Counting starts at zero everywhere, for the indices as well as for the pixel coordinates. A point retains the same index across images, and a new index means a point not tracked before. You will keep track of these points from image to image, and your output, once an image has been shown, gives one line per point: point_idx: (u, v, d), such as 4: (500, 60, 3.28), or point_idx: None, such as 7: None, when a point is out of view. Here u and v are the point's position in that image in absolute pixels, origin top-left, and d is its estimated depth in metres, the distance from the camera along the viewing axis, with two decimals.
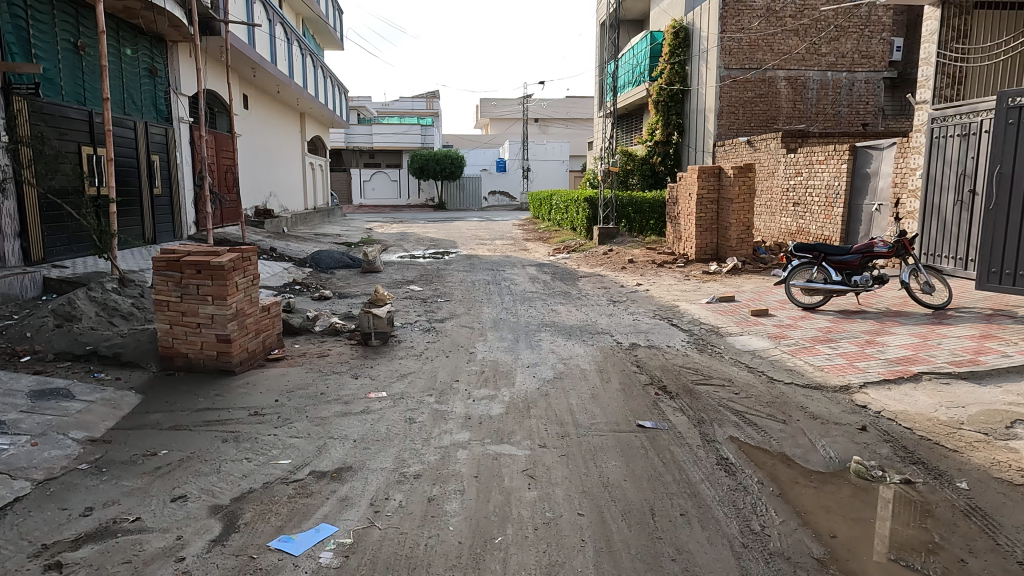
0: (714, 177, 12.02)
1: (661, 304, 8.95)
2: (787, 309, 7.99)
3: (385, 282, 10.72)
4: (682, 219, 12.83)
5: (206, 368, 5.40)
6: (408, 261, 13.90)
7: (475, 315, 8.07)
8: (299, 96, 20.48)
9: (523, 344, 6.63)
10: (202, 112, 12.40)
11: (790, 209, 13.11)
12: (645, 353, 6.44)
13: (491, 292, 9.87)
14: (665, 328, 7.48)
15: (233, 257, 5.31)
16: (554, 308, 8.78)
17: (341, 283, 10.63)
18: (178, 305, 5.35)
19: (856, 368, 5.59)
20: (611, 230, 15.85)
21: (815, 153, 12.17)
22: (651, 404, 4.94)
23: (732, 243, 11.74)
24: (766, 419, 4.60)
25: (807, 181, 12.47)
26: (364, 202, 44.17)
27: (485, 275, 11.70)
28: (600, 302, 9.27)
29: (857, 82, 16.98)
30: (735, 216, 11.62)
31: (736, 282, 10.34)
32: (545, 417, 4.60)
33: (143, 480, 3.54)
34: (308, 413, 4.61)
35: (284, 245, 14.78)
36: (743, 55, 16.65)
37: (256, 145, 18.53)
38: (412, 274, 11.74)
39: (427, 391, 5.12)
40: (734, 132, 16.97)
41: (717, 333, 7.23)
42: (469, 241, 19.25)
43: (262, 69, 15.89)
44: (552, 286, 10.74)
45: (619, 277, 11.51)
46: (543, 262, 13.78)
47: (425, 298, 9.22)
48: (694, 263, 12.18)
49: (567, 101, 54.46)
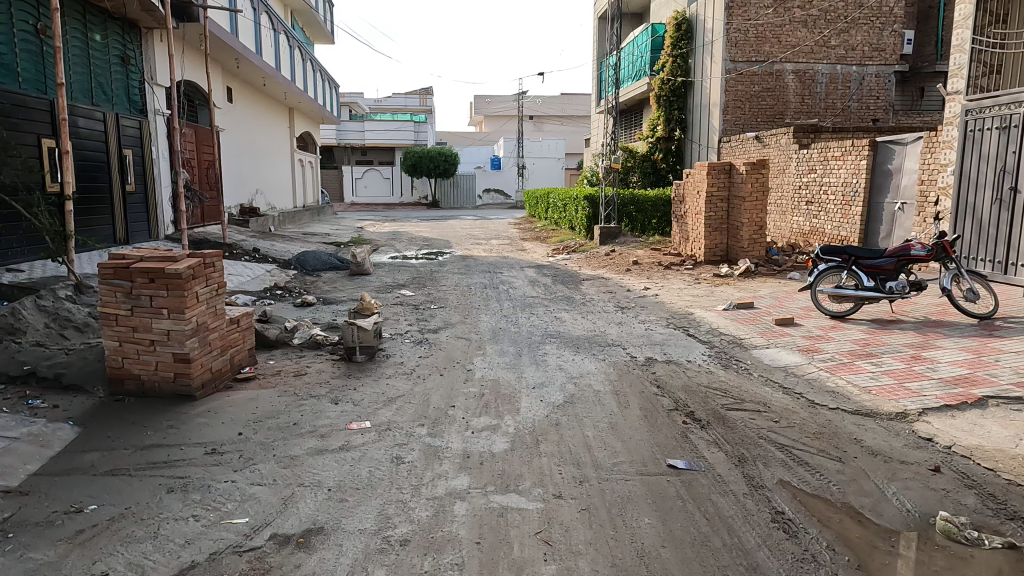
0: (725, 175, 11.36)
1: (674, 311, 8.25)
2: (813, 317, 7.30)
3: (375, 287, 9.97)
4: (689, 219, 12.14)
5: (161, 393, 4.65)
6: (399, 262, 13.15)
7: (472, 325, 7.34)
8: (286, 90, 19.69)
9: (527, 360, 5.91)
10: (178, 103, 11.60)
11: (803, 208, 12.44)
12: (664, 370, 5.74)
13: (489, 298, 9.14)
14: (682, 340, 6.77)
15: (192, 264, 4.57)
16: (559, 315, 8.07)
17: (327, 287, 9.90)
18: (128, 320, 4.60)
19: (909, 390, 4.90)
20: (613, 229, 15.14)
21: (831, 149, 11.51)
22: (680, 437, 4.22)
23: (744, 244, 11.04)
24: (819, 458, 3.89)
25: (821, 178, 11.80)
26: (357, 200, 43.38)
27: (482, 278, 10.97)
28: (607, 308, 8.57)
29: (868, 76, 16.35)
30: (748, 215, 10.94)
31: (751, 286, 9.67)
32: (559, 455, 3.88)
33: (57, 550, 2.81)
34: (276, 451, 3.86)
35: (269, 245, 14.00)
36: (749, 48, 15.95)
37: (241, 139, 17.74)
38: (403, 277, 11.02)
39: (417, 421, 4.39)
40: (740, 128, 16.30)
41: (741, 345, 6.52)
42: (463, 240, 18.51)
43: (246, 59, 15.08)
44: (553, 290, 10.04)
45: (625, 280, 10.81)
46: (542, 264, 13.06)
47: (418, 305, 8.48)
48: (704, 265, 11.49)
49: (563, 97, 53.73)
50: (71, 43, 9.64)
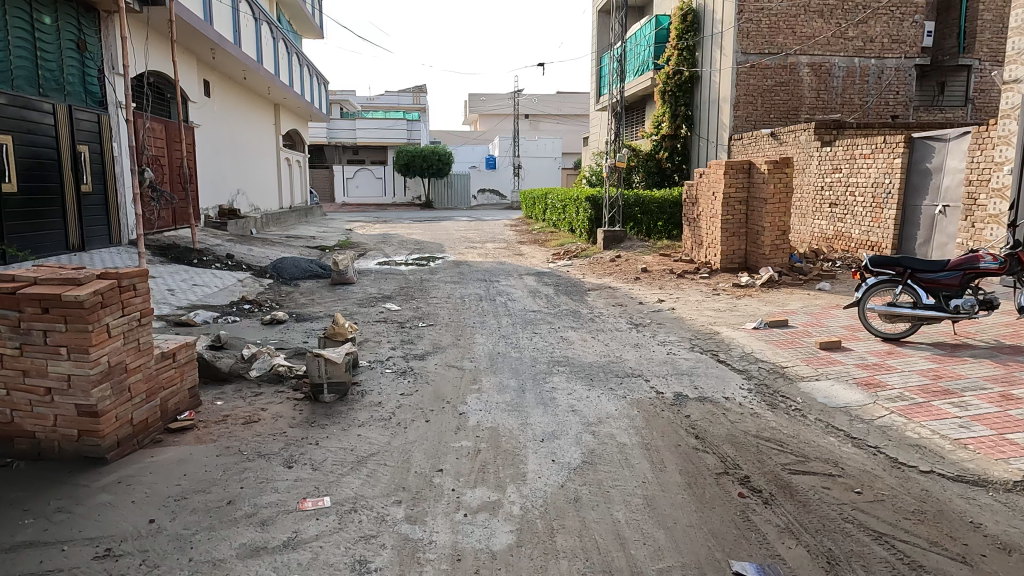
0: (744, 173, 10.35)
1: (697, 330, 7.22)
2: (862, 340, 6.28)
3: (357, 299, 8.91)
4: (703, 222, 11.11)
5: (62, 454, 3.59)
6: (387, 269, 12.09)
7: (466, 348, 6.31)
8: (270, 84, 18.59)
9: (533, 398, 4.87)
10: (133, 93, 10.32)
11: (826, 211, 11.46)
12: (699, 412, 4.71)
13: (485, 312, 8.11)
14: (713, 370, 5.74)
15: (98, 288, 3.50)
16: (565, 335, 7.04)
17: (303, 300, 8.83)
18: (16, 362, 3.55)
19: (1019, 446, 3.88)
20: (617, 233, 14.09)
21: (858, 146, 10.54)
22: (742, 520, 3.18)
23: (766, 251, 10.02)
24: (937, 558, 2.85)
25: (847, 179, 10.84)
26: (348, 200, 42.15)
27: (476, 289, 9.94)
28: (619, 326, 7.53)
29: (887, 70, 15.40)
30: (770, 218, 9.92)
31: (778, 299, 8.67)
32: (584, 556, 2.83)
33: None
34: (194, 554, 2.80)
35: (245, 250, 12.92)
36: (762, 39, 14.94)
37: (220, 136, 16.64)
38: (390, 287, 9.97)
39: (393, 496, 3.34)
40: (752, 124, 15.31)
41: (784, 377, 5.50)
42: (457, 244, 17.49)
43: (222, 50, 13.98)
44: (556, 303, 9.01)
45: (635, 290, 9.79)
46: (542, 271, 12.02)
47: (403, 323, 7.43)
48: (721, 274, 10.48)
49: (558, 96, 52.84)
50: (13, 27, 8.50)
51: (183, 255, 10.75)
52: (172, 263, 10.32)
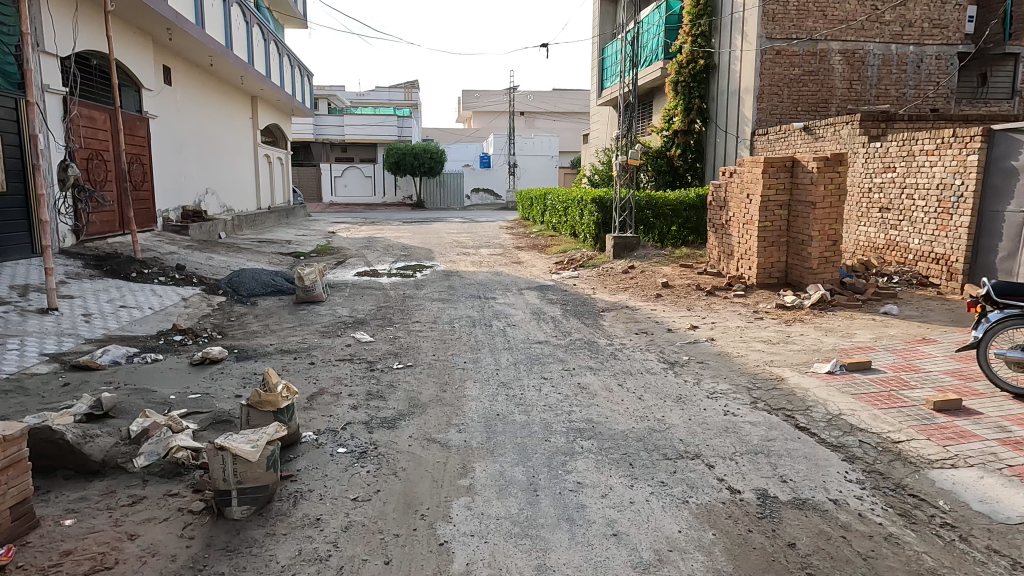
0: (786, 172, 8.78)
1: (751, 373, 5.60)
2: (986, 397, 4.67)
3: (321, 326, 7.23)
4: (733, 229, 9.54)
5: None
6: (365, 283, 10.44)
7: (453, 408, 4.66)
8: (243, 73, 16.88)
9: (551, 510, 3.23)
10: (31, 77, 7.83)
11: (875, 216, 9.91)
12: (808, 535, 3.07)
13: (479, 345, 6.46)
14: (799, 447, 4.10)
15: None
16: (583, 381, 5.39)
17: (255, 327, 7.16)
18: None
19: None
20: (629, 239, 12.45)
21: (918, 141, 9.00)
22: None
23: (813, 265, 8.43)
24: None
25: (903, 179, 9.29)
26: (336, 199, 40.08)
27: (468, 310, 8.29)
28: (650, 367, 5.88)
29: (927, 58, 13.80)
30: (818, 226, 8.33)
31: (839, 326, 7.07)
32: None
33: None
34: None
35: (203, 258, 11.25)
36: (789, 23, 13.34)
37: (184, 128, 14.94)
38: (365, 307, 8.33)
39: None
40: (777, 118, 13.70)
41: (904, 460, 3.87)
42: (448, 250, 15.83)
43: (179, 29, 12.29)
44: (566, 328, 7.40)
45: (658, 312, 8.19)
46: (545, 284, 10.41)
47: (374, 363, 5.78)
48: (758, 290, 8.89)
49: (555, 93, 51.06)
50: None
51: (120, 267, 9.06)
52: (105, 277, 8.64)
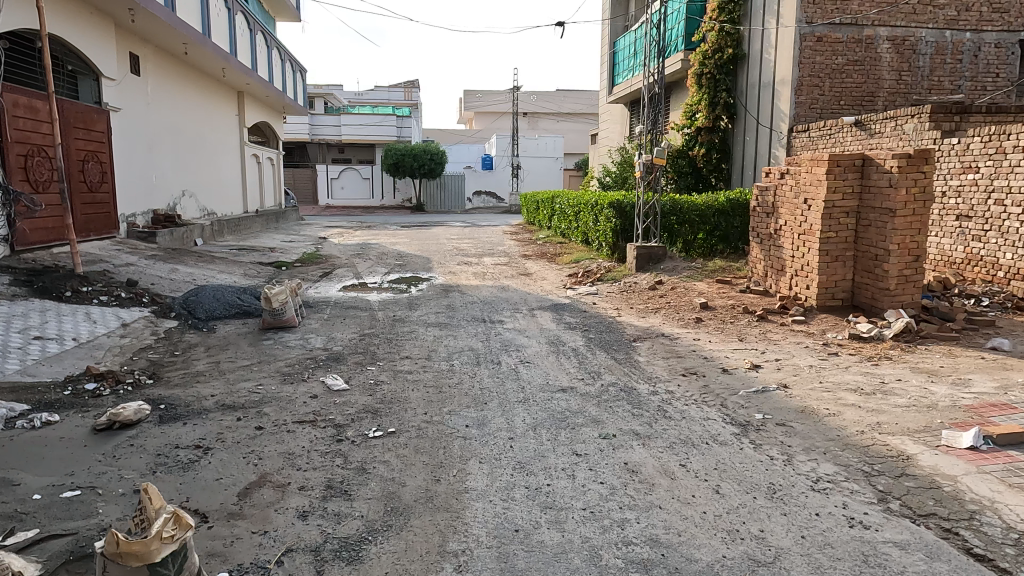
0: (855, 173, 7.26)
1: (859, 447, 4.07)
2: None
3: (283, 365, 5.70)
4: (785, 239, 8.04)
5: None
6: (349, 300, 8.94)
7: (450, 518, 3.12)
8: (224, 64, 15.39)
9: None
10: None
11: (951, 224, 8.40)
12: None
13: (485, 396, 4.94)
14: None
15: None
16: (632, 460, 3.86)
17: (199, 367, 5.62)
18: None
19: None
20: (654, 249, 10.95)
21: (1012, 135, 7.47)
22: None
23: (890, 285, 6.89)
24: None
25: (991, 181, 7.78)
26: (333, 202, 38.61)
27: (471, 339, 6.75)
28: (716, 433, 4.35)
29: (985, 46, 12.18)
30: (898, 238, 6.81)
31: (942, 366, 5.56)
32: None
33: None
34: None
35: (164, 270, 9.73)
36: (831, 5, 11.84)
37: (155, 123, 13.44)
38: (345, 336, 6.82)
39: None
40: (818, 114, 12.18)
41: None
42: (448, 258, 14.33)
43: (142, 10, 10.78)
44: (593, 367, 5.88)
45: (704, 343, 6.67)
46: (559, 303, 8.91)
47: (344, 427, 4.26)
48: (819, 314, 7.38)
49: (558, 93, 49.63)
50: None
51: (53, 284, 7.53)
52: (30, 297, 7.12)
